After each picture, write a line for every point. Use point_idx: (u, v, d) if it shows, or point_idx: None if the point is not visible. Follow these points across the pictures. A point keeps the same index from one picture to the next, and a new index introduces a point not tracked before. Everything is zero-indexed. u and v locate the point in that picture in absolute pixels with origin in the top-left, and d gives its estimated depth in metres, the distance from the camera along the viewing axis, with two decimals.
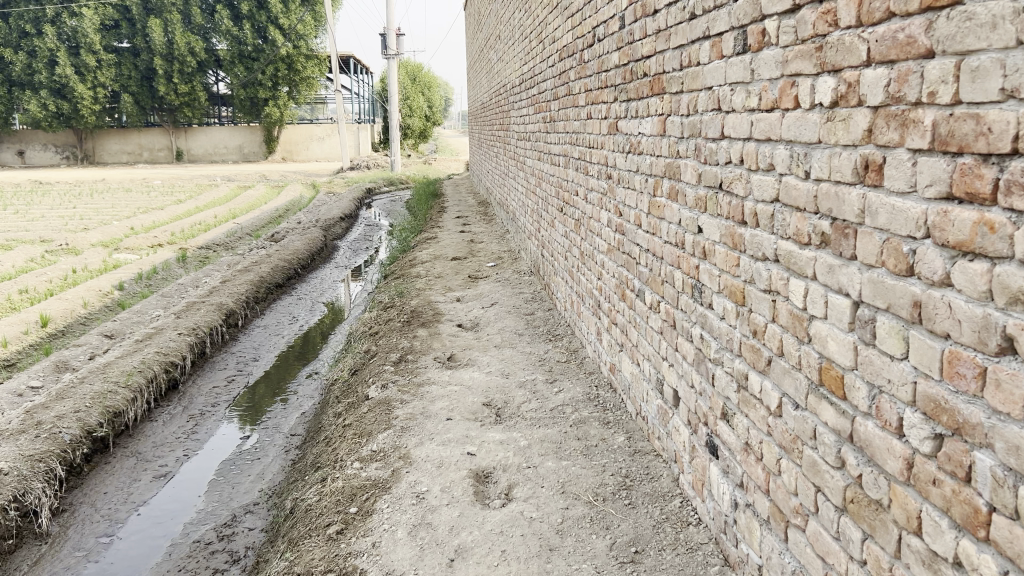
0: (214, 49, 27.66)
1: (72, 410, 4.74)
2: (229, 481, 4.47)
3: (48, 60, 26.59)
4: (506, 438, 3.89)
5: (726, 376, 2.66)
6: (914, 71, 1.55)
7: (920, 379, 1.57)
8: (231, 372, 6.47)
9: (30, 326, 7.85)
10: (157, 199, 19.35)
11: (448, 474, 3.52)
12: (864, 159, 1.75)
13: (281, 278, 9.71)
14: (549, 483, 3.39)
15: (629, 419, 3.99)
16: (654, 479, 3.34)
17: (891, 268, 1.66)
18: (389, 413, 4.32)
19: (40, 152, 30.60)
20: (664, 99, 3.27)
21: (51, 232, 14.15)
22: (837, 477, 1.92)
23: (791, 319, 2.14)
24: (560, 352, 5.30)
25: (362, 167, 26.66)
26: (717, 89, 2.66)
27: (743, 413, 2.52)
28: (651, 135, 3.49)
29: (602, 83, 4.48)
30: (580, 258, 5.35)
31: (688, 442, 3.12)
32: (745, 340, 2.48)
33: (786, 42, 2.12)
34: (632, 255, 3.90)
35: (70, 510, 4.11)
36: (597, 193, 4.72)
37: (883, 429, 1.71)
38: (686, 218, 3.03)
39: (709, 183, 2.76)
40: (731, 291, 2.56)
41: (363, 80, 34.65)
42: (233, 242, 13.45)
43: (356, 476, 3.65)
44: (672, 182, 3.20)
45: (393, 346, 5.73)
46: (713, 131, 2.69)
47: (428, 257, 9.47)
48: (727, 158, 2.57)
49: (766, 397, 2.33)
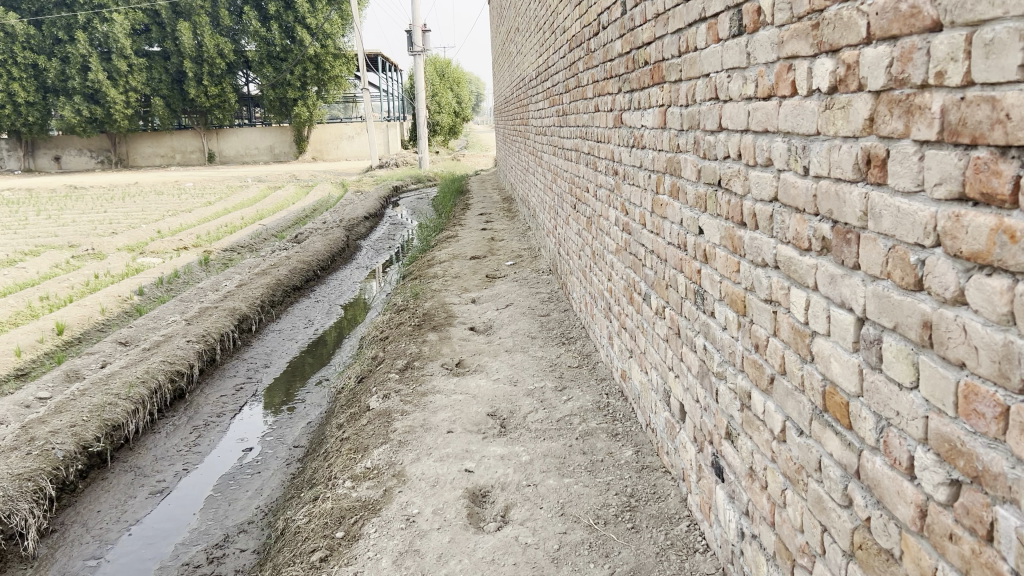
0: (242, 50, 27.71)
1: (68, 425, 4.62)
2: (226, 498, 4.31)
3: (80, 66, 26.78)
4: (507, 453, 3.68)
5: (729, 393, 2.41)
6: (919, 48, 1.30)
7: (932, 415, 1.33)
8: (240, 379, 6.33)
9: (46, 334, 7.79)
10: (186, 201, 19.36)
11: (442, 494, 3.32)
12: (865, 153, 1.50)
13: (299, 280, 9.57)
14: (549, 504, 3.17)
15: (638, 431, 3.75)
16: (661, 499, 3.09)
17: (898, 281, 1.41)
18: (388, 426, 4.13)
19: (76, 157, 30.88)
20: (664, 88, 3.02)
21: (79, 236, 14.17)
22: (843, 518, 1.67)
23: (792, 334, 1.90)
24: (572, 357, 5.07)
25: (391, 165, 26.56)
26: (714, 75, 2.41)
27: (747, 435, 2.28)
28: (653, 128, 3.24)
29: (607, 73, 4.23)
30: (592, 258, 5.10)
31: (695, 461, 2.87)
32: (747, 354, 2.23)
33: (782, 21, 1.87)
34: (638, 255, 3.65)
35: (60, 531, 3.98)
36: (606, 190, 4.48)
37: (892, 468, 1.46)
38: (687, 218, 2.78)
39: (708, 179, 2.51)
40: (732, 298, 2.32)
41: (391, 78, 34.59)
42: (258, 244, 13.36)
43: (347, 496, 3.47)
44: (673, 178, 2.95)
45: (401, 352, 5.54)
46: (711, 122, 2.44)
47: (447, 257, 9.27)
48: (725, 153, 2.32)
49: (769, 419, 2.09)
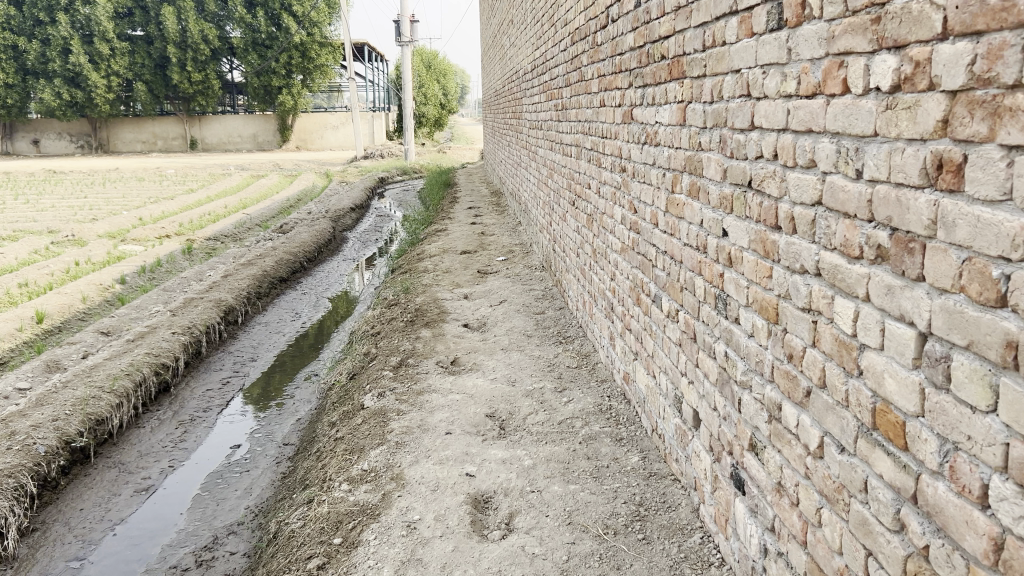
0: (227, 36, 27.36)
1: (50, 419, 4.46)
2: (214, 497, 4.18)
3: (61, 49, 26.30)
4: (509, 457, 3.57)
5: (755, 404, 2.31)
6: (1012, 45, 1.21)
7: (1015, 442, 1.23)
8: (227, 373, 6.18)
9: (25, 322, 7.58)
10: (168, 189, 19.07)
11: (443, 499, 3.20)
12: (936, 158, 1.41)
13: (285, 271, 9.40)
14: (555, 512, 3.06)
15: (644, 436, 3.65)
16: (671, 508, 2.99)
17: (974, 296, 1.31)
18: (384, 426, 4.01)
19: (55, 141, 30.33)
20: (684, 84, 2.91)
21: (59, 222, 13.89)
22: (894, 544, 1.58)
23: (835, 345, 1.80)
24: (571, 356, 4.97)
25: (375, 156, 26.28)
26: (746, 71, 2.31)
27: (775, 448, 2.18)
28: (669, 125, 3.14)
29: (615, 68, 4.12)
30: (593, 256, 4.99)
31: (710, 470, 2.77)
32: (778, 364, 2.14)
33: (833, 14, 1.77)
34: (648, 256, 3.55)
35: (41, 530, 3.83)
36: (611, 187, 4.37)
37: (959, 495, 1.37)
38: (708, 219, 2.68)
39: (736, 179, 2.41)
40: (762, 306, 2.22)
41: (378, 68, 34.34)
42: (242, 234, 13.15)
43: (344, 500, 3.34)
44: (692, 178, 2.85)
45: (394, 348, 5.42)
46: (741, 121, 2.34)
47: (436, 251, 9.13)
48: (758, 152, 2.22)
49: (804, 434, 1.99)
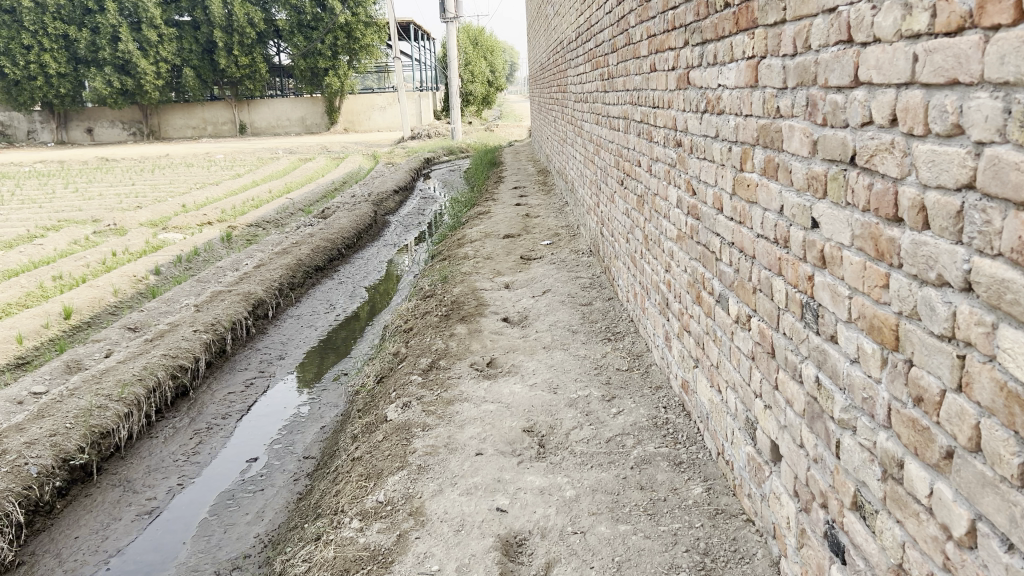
0: (273, 18, 27.10)
1: (47, 433, 4.07)
2: (222, 523, 3.74)
3: (110, 36, 26.12)
4: (548, 485, 3.04)
5: (861, 454, 1.75)
6: None
7: None
8: (252, 373, 5.75)
9: (51, 318, 7.25)
10: (215, 174, 18.79)
11: (468, 544, 2.70)
12: None
13: (322, 259, 8.98)
14: (602, 563, 2.52)
15: (707, 460, 3.10)
16: (745, 561, 2.44)
17: None
18: (406, 445, 3.51)
19: (108, 128, 30.39)
20: (755, 35, 2.32)
21: (104, 211, 13.63)
22: None
23: (1001, 397, 1.23)
24: (621, 356, 4.40)
25: (422, 136, 25.74)
26: (844, 9, 1.72)
27: (893, 518, 1.61)
28: (736, 89, 2.55)
29: (667, 26, 3.53)
30: (645, 243, 4.41)
31: (795, 521, 2.21)
32: (898, 408, 1.57)
33: None
34: (710, 247, 2.97)
35: (28, 563, 3.45)
36: (664, 164, 3.79)
37: None
38: (790, 205, 2.10)
39: (831, 154, 1.83)
40: (875, 326, 1.64)
41: (424, 47, 33.88)
42: (284, 219, 12.77)
43: (352, 543, 2.86)
44: (767, 153, 2.26)
45: (426, 348, 4.94)
46: (839, 76, 1.76)
47: (479, 235, 8.60)
48: (864, 118, 1.65)
49: (941, 510, 1.43)
